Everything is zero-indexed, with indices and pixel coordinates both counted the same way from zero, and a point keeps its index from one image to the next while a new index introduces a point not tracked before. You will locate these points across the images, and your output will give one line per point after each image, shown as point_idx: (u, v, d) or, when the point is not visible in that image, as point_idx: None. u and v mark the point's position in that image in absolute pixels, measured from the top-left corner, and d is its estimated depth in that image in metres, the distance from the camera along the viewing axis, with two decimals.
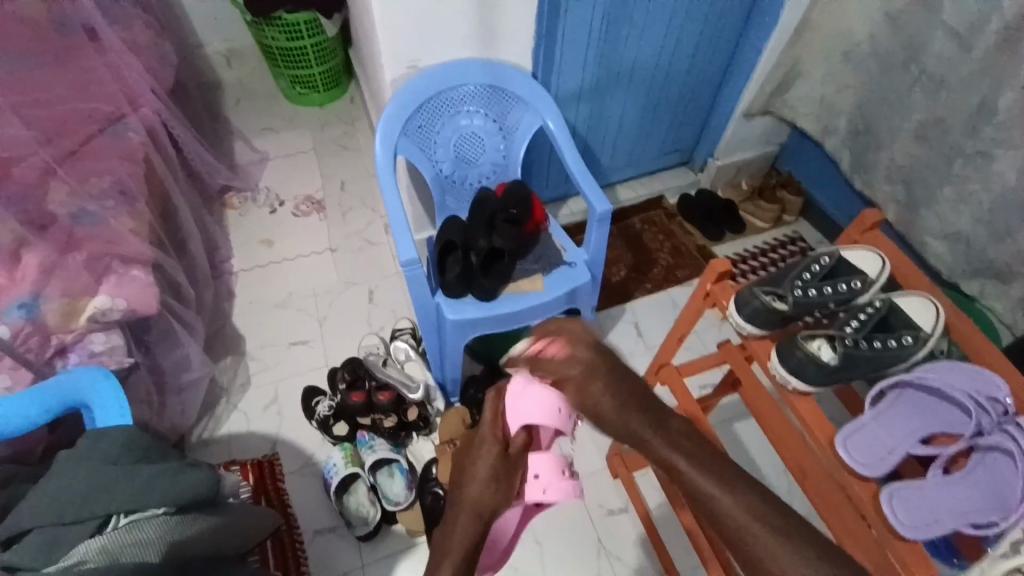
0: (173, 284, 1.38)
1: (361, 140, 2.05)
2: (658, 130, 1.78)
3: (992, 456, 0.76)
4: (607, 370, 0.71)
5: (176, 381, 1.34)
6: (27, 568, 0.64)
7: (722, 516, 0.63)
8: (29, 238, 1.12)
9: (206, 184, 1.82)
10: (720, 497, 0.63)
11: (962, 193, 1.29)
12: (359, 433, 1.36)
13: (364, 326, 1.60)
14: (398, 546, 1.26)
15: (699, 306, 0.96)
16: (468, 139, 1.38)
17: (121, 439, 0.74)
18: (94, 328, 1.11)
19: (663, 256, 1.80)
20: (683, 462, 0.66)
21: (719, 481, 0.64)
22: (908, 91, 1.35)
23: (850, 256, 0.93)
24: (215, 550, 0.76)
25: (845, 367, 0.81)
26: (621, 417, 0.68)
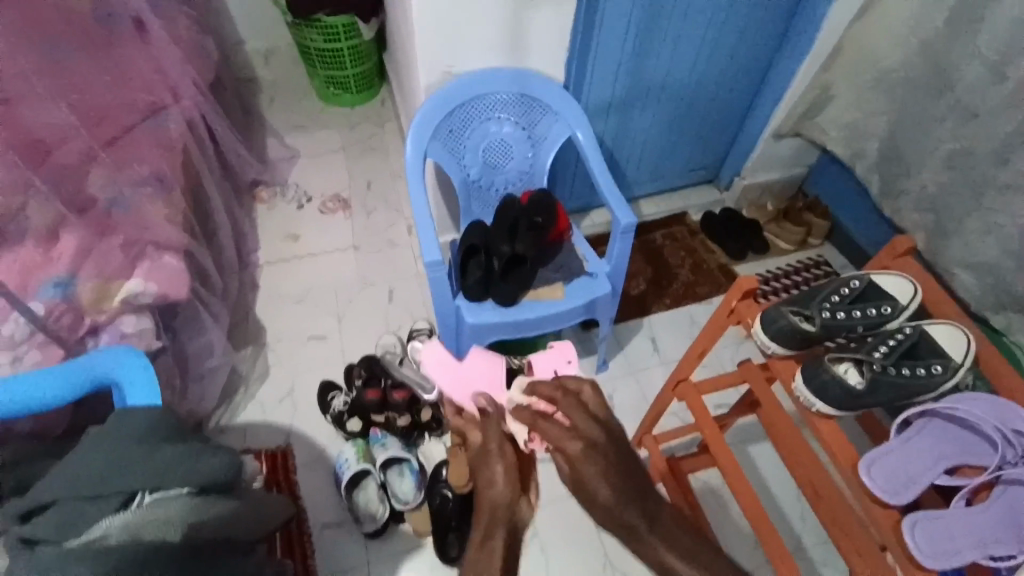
0: (200, 273, 1.42)
1: (389, 142, 2.08)
2: (685, 147, 1.78)
3: (1014, 489, 0.73)
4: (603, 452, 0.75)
5: (198, 367, 1.37)
6: (51, 539, 0.66)
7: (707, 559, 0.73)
8: (69, 218, 1.16)
9: (236, 177, 1.86)
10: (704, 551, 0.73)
11: (990, 225, 1.27)
12: (372, 430, 1.37)
13: (382, 324, 1.62)
14: (404, 544, 1.26)
15: (723, 322, 0.95)
16: (496, 146, 1.40)
17: (145, 419, 0.75)
18: (125, 310, 1.15)
19: (684, 273, 1.79)
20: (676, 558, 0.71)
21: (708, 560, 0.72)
22: (939, 120, 1.33)
23: (880, 282, 0.91)
24: (231, 535, 0.76)
25: (871, 393, 0.79)
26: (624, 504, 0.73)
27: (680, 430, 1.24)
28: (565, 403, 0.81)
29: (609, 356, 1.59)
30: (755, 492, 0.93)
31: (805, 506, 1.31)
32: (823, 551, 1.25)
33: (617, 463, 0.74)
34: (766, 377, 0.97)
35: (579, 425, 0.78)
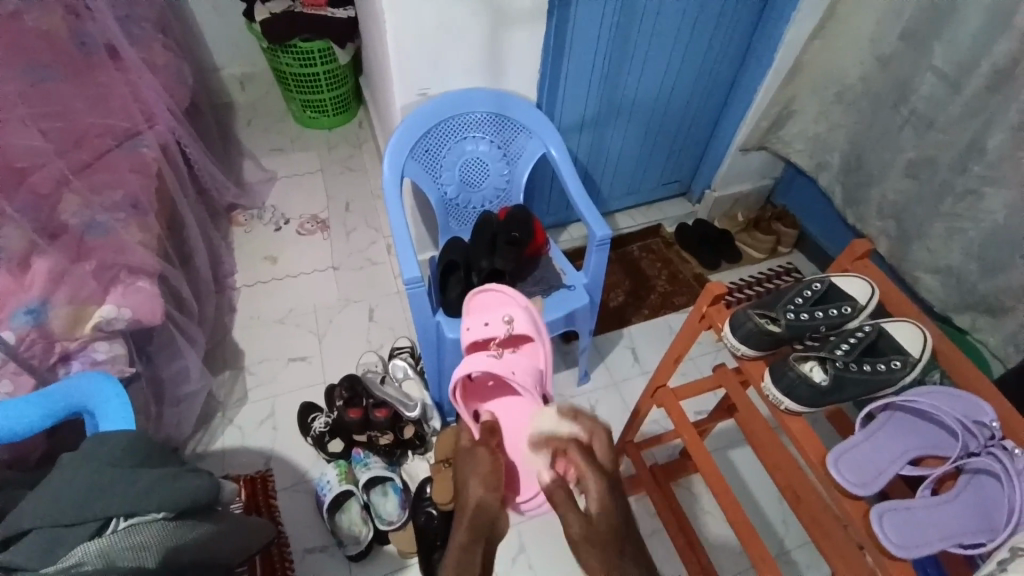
0: (176, 296, 1.40)
1: (367, 164, 2.09)
2: (657, 161, 1.84)
3: (979, 478, 0.76)
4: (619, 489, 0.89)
5: (174, 392, 1.35)
6: (25, 569, 0.64)
7: None
8: (40, 244, 1.14)
9: (213, 200, 1.85)
10: None
11: (952, 229, 1.33)
12: (354, 451, 1.36)
13: (363, 343, 1.62)
14: (388, 565, 1.24)
15: (695, 327, 0.98)
16: (472, 164, 1.43)
17: (124, 443, 0.73)
18: (97, 335, 1.13)
19: (661, 283, 1.83)
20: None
21: None
22: (898, 132, 1.40)
23: (840, 282, 0.95)
24: (209, 560, 0.76)
25: (835, 390, 0.82)
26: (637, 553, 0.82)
27: (658, 437, 1.26)
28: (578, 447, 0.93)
29: (590, 368, 1.61)
30: (734, 496, 0.95)
31: (787, 510, 1.33)
32: (805, 552, 1.27)
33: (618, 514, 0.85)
34: (740, 381, 1.01)
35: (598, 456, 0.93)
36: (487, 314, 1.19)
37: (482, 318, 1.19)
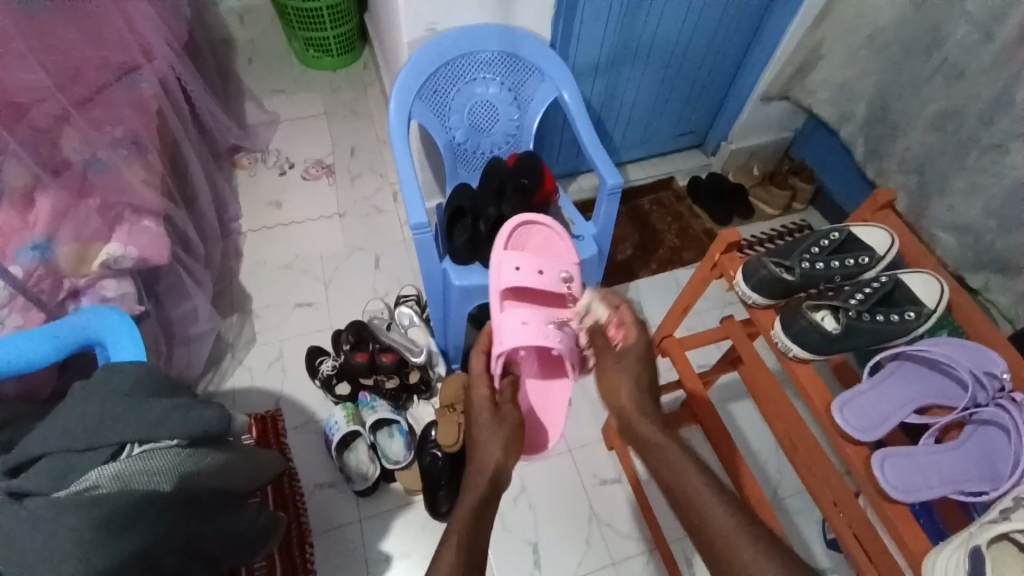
0: (181, 238, 1.40)
1: (372, 107, 2.04)
2: (673, 110, 1.77)
3: (986, 428, 0.78)
4: (637, 369, 0.89)
5: (184, 331, 1.37)
6: (39, 492, 0.66)
7: (710, 515, 0.71)
8: (44, 178, 1.12)
9: (216, 142, 1.81)
10: (710, 503, 0.72)
11: (974, 184, 1.29)
12: (361, 394, 1.39)
13: (368, 290, 1.62)
14: (395, 502, 1.29)
15: (705, 276, 0.96)
16: (481, 107, 1.38)
17: (133, 376, 0.75)
18: (105, 275, 1.14)
19: (670, 237, 1.80)
20: (699, 483, 0.74)
21: (727, 501, 0.71)
22: (926, 81, 1.33)
23: (859, 233, 0.93)
24: (222, 486, 0.79)
25: (845, 337, 0.82)
26: (644, 427, 0.83)
27: (661, 387, 1.27)
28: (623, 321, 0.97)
29: None
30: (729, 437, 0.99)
31: (784, 459, 1.36)
32: (798, 500, 1.30)
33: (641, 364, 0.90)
34: (746, 333, 1.00)
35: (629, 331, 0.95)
36: (544, 264, 1.11)
37: (538, 265, 1.10)
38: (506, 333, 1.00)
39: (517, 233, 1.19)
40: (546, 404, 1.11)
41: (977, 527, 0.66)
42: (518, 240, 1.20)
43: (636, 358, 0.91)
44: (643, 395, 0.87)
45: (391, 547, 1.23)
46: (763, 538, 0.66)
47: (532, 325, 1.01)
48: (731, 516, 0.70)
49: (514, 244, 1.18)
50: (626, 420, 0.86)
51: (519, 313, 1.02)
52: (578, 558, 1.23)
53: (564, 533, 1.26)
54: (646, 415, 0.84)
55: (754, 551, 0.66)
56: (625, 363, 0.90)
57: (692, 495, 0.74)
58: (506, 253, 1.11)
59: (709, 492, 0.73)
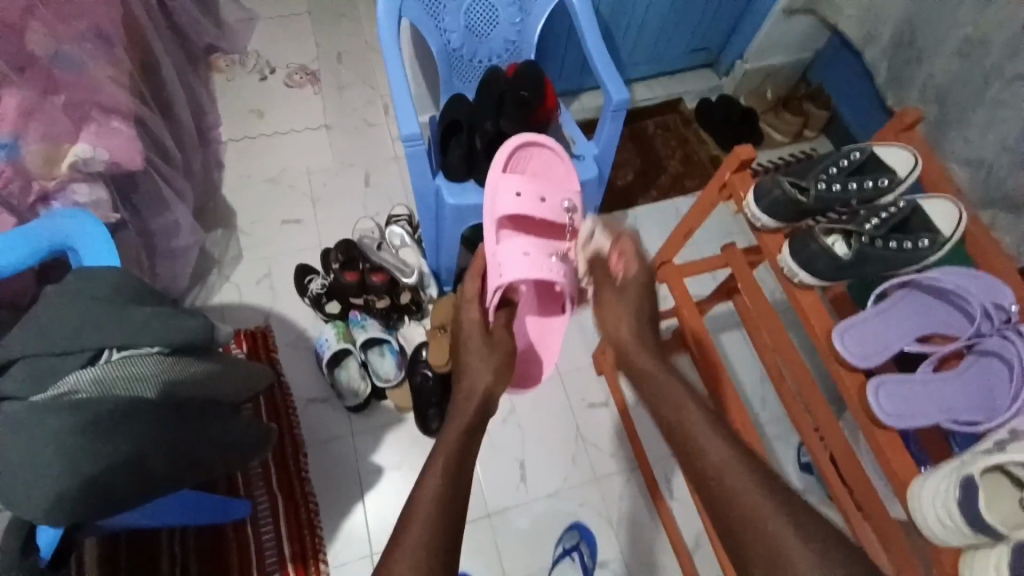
0: (157, 145, 1.32)
1: (360, 8, 1.87)
2: (687, 23, 1.63)
3: (985, 360, 0.78)
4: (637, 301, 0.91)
5: (166, 245, 1.32)
6: (18, 395, 0.64)
7: (710, 453, 0.70)
8: (9, 75, 1.00)
9: (189, 41, 1.67)
10: (710, 441, 0.71)
11: (995, 117, 1.22)
12: (352, 313, 1.36)
13: (359, 209, 1.55)
14: (386, 418, 1.31)
15: (714, 198, 0.92)
16: (480, 7, 1.25)
17: (110, 281, 0.72)
18: (75, 177, 1.07)
19: (673, 164, 1.73)
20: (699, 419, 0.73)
21: (727, 437, 0.71)
22: (958, 2, 1.22)
23: (882, 153, 0.89)
24: (210, 395, 0.78)
25: (855, 264, 0.79)
26: (637, 358, 0.85)
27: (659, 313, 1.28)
28: (625, 253, 0.96)
29: None
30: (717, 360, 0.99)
31: (768, 388, 1.38)
32: (777, 427, 1.34)
33: (637, 302, 0.91)
34: (748, 262, 0.97)
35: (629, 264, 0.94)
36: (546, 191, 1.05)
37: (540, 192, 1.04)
38: (507, 264, 0.96)
39: (517, 155, 1.13)
40: (541, 337, 1.09)
41: (970, 457, 0.68)
42: (518, 162, 1.13)
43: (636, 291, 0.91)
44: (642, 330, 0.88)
45: (383, 459, 1.27)
46: (753, 464, 0.67)
47: (535, 256, 0.97)
48: (732, 453, 0.69)
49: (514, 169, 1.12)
50: (623, 351, 0.87)
51: (521, 245, 0.98)
52: (563, 475, 1.28)
53: (551, 451, 1.30)
54: (644, 345, 0.86)
55: (751, 482, 0.65)
56: (626, 296, 0.91)
57: (684, 419, 0.74)
58: (506, 176, 1.05)
59: (708, 425, 0.72)
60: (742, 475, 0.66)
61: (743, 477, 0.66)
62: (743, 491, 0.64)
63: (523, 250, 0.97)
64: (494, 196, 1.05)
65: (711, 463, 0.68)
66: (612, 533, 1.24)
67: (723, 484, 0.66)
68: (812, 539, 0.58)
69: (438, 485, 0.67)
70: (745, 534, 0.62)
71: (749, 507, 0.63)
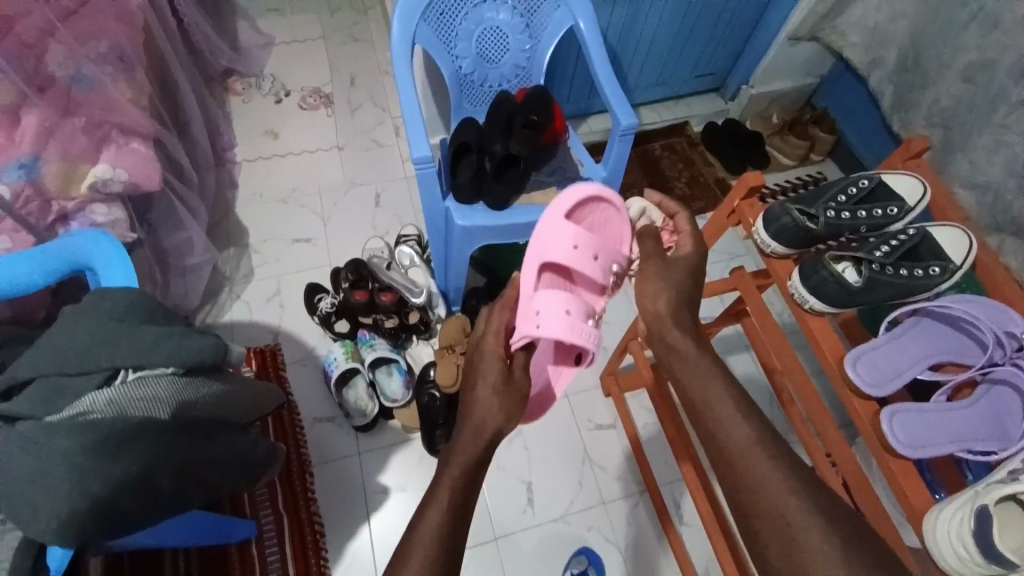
0: (172, 164, 1.34)
1: (373, 32, 1.92)
2: (694, 48, 1.66)
3: (998, 388, 0.77)
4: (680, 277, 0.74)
5: (179, 262, 1.34)
6: (34, 414, 0.65)
7: (729, 438, 0.61)
8: (30, 96, 1.06)
9: (207, 64, 1.71)
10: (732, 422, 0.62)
11: (1000, 142, 1.23)
12: (360, 332, 1.38)
13: (368, 228, 1.57)
14: (393, 438, 1.31)
15: (723, 223, 0.93)
16: (490, 34, 1.28)
17: (125, 299, 0.73)
18: (94, 198, 1.09)
19: (680, 185, 1.74)
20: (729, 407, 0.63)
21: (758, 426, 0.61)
22: (962, 28, 1.24)
23: (890, 181, 0.90)
24: (220, 414, 0.79)
25: (866, 291, 0.79)
26: (670, 336, 0.70)
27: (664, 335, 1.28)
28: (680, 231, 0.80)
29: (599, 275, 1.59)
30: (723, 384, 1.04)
31: (777, 411, 1.37)
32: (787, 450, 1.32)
33: (683, 286, 0.73)
34: (757, 285, 0.97)
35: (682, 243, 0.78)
36: (602, 248, 0.87)
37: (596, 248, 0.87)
38: (545, 318, 0.78)
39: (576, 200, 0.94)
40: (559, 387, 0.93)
41: (985, 487, 0.66)
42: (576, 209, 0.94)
43: (684, 273, 0.74)
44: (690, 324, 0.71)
45: (389, 480, 1.26)
46: (782, 455, 0.58)
47: (574, 321, 0.81)
48: (756, 437, 0.60)
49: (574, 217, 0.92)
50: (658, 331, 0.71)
51: (563, 299, 0.80)
52: (571, 497, 1.27)
53: (559, 474, 1.29)
54: (682, 325, 0.70)
55: (773, 472, 0.57)
56: (669, 272, 0.74)
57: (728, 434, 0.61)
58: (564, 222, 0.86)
59: (733, 404, 0.63)
60: (801, 507, 0.55)
61: (803, 511, 0.54)
62: (804, 527, 0.53)
63: (564, 310, 0.79)
64: (541, 241, 0.88)
65: (757, 490, 0.57)
66: (620, 560, 1.22)
67: (776, 523, 0.54)
68: (847, 550, 0.51)
69: (437, 529, 0.59)
70: (774, 553, 0.53)
71: (773, 505, 0.55)
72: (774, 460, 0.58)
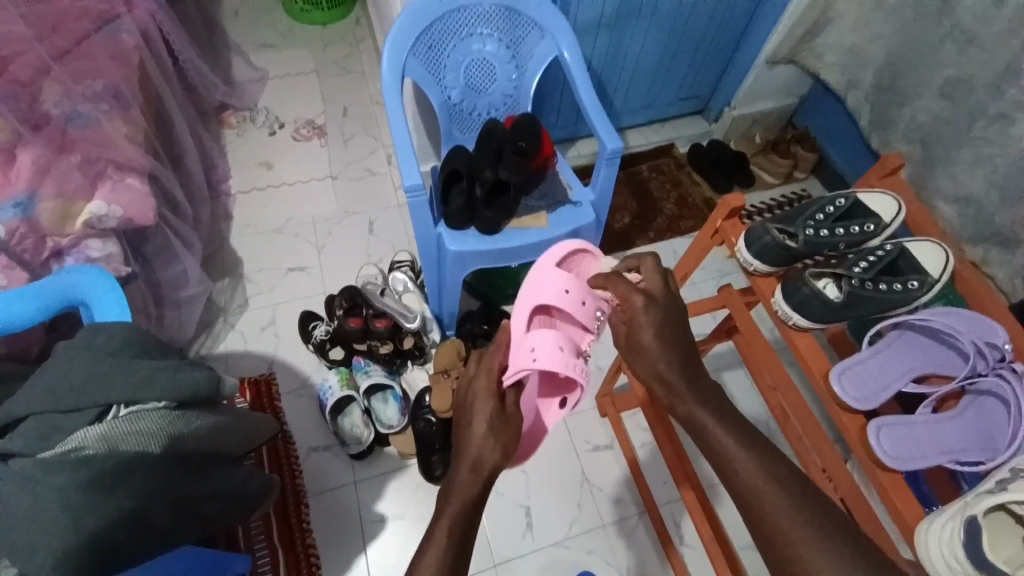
0: (167, 198, 1.36)
1: (365, 64, 1.97)
2: (676, 73, 1.71)
3: (984, 399, 0.79)
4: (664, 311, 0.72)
5: (174, 294, 1.35)
6: (27, 453, 0.65)
7: (733, 471, 0.60)
8: (24, 135, 1.08)
9: (201, 99, 1.74)
10: (736, 455, 0.61)
11: (980, 155, 1.26)
12: (355, 358, 1.37)
13: (362, 255, 1.59)
14: (389, 466, 1.30)
15: (707, 243, 0.95)
16: (478, 65, 1.33)
17: (119, 333, 0.73)
18: (89, 233, 1.10)
19: (669, 206, 1.77)
20: (729, 441, 0.62)
21: (760, 458, 0.60)
22: (937, 47, 1.28)
23: (866, 199, 0.92)
24: (212, 447, 0.79)
25: (848, 306, 0.81)
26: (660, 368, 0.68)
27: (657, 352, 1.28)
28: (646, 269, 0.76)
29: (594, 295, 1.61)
30: None
31: (774, 427, 1.37)
32: None
33: (671, 322, 0.71)
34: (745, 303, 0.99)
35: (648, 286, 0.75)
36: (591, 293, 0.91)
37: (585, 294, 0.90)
38: (539, 352, 0.80)
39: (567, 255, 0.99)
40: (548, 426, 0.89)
41: (973, 497, 0.67)
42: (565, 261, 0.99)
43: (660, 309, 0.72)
44: (684, 361, 0.68)
45: (386, 509, 1.25)
46: (787, 486, 0.58)
47: (564, 357, 0.82)
48: (760, 468, 0.59)
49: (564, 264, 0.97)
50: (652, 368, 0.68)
51: (555, 336, 0.83)
52: (570, 521, 1.26)
53: (557, 497, 1.28)
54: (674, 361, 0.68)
55: (781, 503, 0.57)
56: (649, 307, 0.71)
57: (734, 468, 0.60)
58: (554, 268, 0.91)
59: (734, 439, 0.62)
60: (815, 543, 0.54)
61: (824, 551, 0.53)
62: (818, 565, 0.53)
63: (557, 346, 0.82)
64: (535, 281, 0.91)
65: (767, 523, 0.56)
66: None
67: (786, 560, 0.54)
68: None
69: (436, 574, 0.59)
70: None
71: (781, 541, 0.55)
72: (788, 499, 0.57)
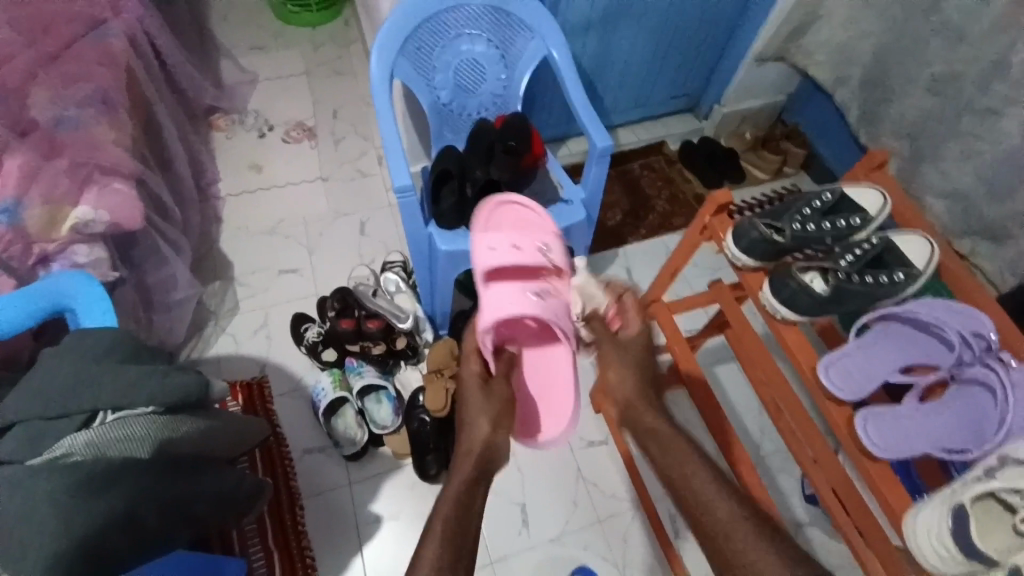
0: (156, 203, 1.35)
1: (356, 66, 1.96)
2: (666, 72, 1.72)
3: (969, 388, 0.78)
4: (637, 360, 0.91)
5: (164, 299, 1.34)
6: (17, 459, 0.64)
7: (694, 484, 0.74)
8: (11, 142, 1.09)
9: (190, 102, 1.73)
10: (695, 472, 0.75)
11: (969, 150, 1.27)
12: (348, 360, 1.37)
13: (354, 256, 1.58)
14: (382, 466, 1.29)
15: (696, 239, 0.96)
16: (467, 65, 1.32)
17: (107, 341, 0.73)
18: (76, 239, 1.09)
19: (661, 203, 1.78)
20: (693, 458, 0.77)
21: (713, 474, 0.75)
22: (926, 43, 1.29)
23: (852, 193, 0.93)
24: (203, 452, 0.79)
25: (833, 299, 0.82)
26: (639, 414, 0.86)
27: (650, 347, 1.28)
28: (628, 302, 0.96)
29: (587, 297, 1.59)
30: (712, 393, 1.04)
31: (768, 422, 1.38)
32: (780, 459, 1.33)
33: (640, 368, 0.90)
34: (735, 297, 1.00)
35: (626, 321, 0.95)
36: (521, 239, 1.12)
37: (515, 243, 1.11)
38: (496, 306, 1.01)
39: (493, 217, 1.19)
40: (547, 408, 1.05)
41: (960, 485, 0.67)
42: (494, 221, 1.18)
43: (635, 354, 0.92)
44: (654, 402, 0.87)
45: (381, 509, 1.24)
46: (731, 494, 0.72)
47: (522, 300, 1.01)
48: (714, 482, 0.73)
49: (487, 224, 1.17)
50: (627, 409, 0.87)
51: (506, 290, 1.04)
52: (567, 517, 1.26)
53: (554, 494, 1.28)
54: (647, 403, 0.86)
55: (722, 505, 0.71)
56: (626, 355, 0.91)
57: (692, 480, 0.74)
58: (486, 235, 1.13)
59: (698, 458, 0.77)
60: (756, 541, 0.66)
61: (754, 543, 0.66)
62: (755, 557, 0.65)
63: (513, 296, 1.02)
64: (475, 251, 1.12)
65: (716, 522, 0.70)
66: None
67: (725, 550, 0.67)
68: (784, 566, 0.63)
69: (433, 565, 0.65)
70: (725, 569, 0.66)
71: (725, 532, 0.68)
72: (733, 505, 0.71)
